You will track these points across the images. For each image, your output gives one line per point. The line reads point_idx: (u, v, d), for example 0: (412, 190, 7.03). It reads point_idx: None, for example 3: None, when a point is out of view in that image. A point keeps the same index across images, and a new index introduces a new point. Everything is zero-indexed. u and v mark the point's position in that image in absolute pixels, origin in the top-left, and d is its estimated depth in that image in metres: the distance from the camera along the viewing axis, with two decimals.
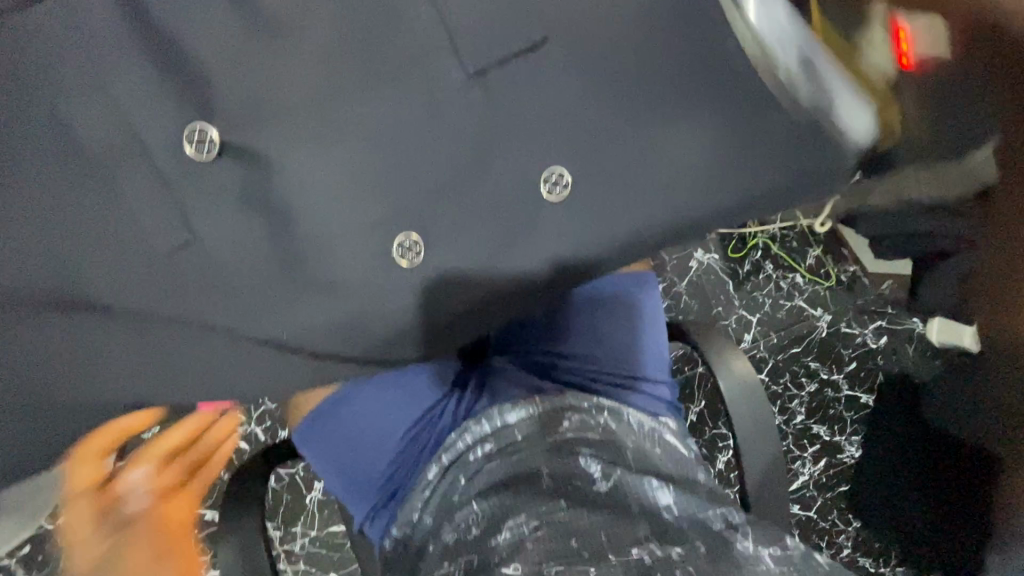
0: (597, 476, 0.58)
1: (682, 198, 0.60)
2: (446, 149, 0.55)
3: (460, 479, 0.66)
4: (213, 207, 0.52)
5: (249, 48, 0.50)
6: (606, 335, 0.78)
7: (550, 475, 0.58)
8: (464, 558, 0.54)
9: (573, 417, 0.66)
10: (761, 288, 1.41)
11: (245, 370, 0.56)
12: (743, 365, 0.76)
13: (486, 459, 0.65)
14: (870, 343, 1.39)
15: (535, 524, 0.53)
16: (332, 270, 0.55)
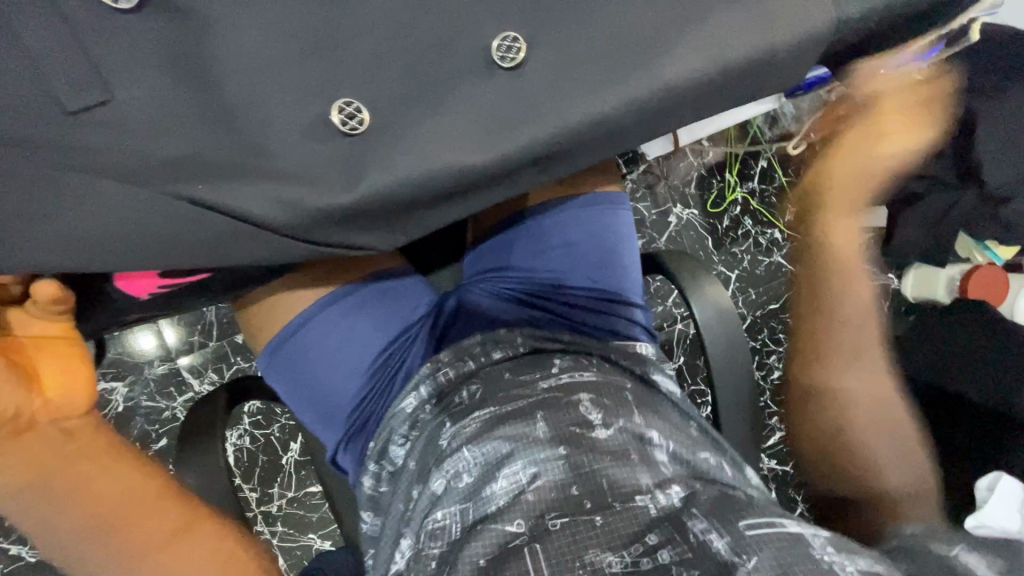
0: (597, 423, 0.57)
1: (682, 77, 0.53)
2: (388, 11, 0.48)
3: (447, 423, 0.61)
4: (133, 63, 0.46)
5: None
6: (583, 260, 0.76)
7: (544, 428, 0.56)
8: (460, 504, 0.53)
9: (562, 358, 0.65)
10: (739, 243, 1.48)
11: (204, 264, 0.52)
12: (716, 290, 0.75)
13: (478, 401, 0.61)
14: None
15: (534, 472, 0.53)
16: (264, 142, 0.48)
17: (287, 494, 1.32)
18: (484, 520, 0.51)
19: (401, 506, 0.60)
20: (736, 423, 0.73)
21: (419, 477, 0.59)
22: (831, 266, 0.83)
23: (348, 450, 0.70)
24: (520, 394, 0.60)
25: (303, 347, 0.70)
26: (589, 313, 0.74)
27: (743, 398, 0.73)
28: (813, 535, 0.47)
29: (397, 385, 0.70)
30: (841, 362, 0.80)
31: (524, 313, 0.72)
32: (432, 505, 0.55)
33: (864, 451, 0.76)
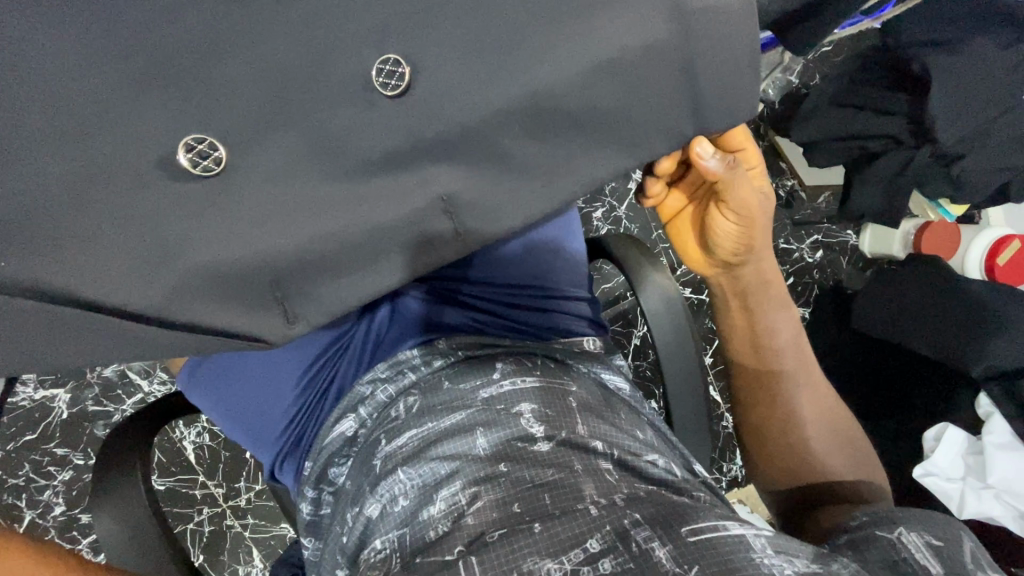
0: (538, 436, 0.54)
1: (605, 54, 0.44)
2: None
3: (382, 441, 0.57)
4: None
5: None
6: (523, 257, 0.73)
7: (484, 447, 0.53)
8: (395, 533, 0.49)
9: (505, 360, 0.62)
10: None
11: None
12: (664, 277, 0.71)
13: (415, 414, 0.58)
14: (807, 257, 1.40)
15: (473, 492, 0.50)
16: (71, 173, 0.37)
17: (252, 488, 1.23)
18: (423, 554, 0.46)
19: (338, 529, 0.56)
20: (684, 410, 0.71)
21: (355, 499, 0.56)
22: (744, 297, 0.80)
23: (283, 470, 0.67)
24: (458, 405, 0.57)
25: (229, 370, 0.67)
26: (530, 313, 0.71)
27: (689, 383, 0.71)
28: (754, 536, 0.45)
29: (329, 400, 0.67)
30: (780, 391, 0.78)
31: (463, 317, 0.69)
32: (371, 532, 0.52)
33: (827, 472, 0.74)
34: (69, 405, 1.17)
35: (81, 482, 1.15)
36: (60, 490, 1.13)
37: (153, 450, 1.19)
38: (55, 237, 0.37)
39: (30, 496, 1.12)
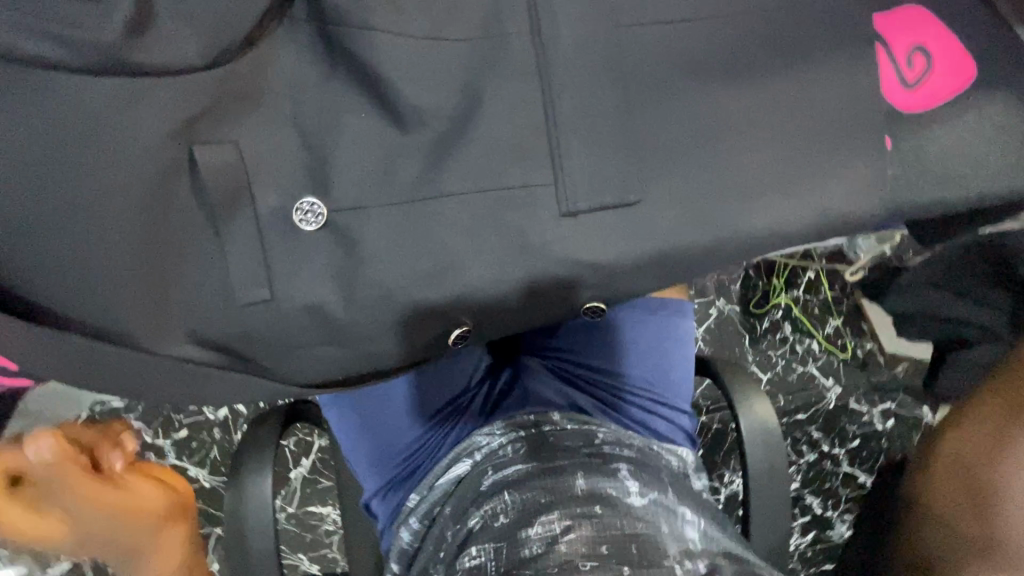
0: (632, 491, 0.57)
1: (789, 233, 0.50)
2: (495, 134, 0.46)
3: (489, 471, 0.64)
4: (232, 160, 0.42)
5: (309, 25, 0.43)
6: (642, 354, 0.80)
7: (582, 486, 0.57)
8: (492, 545, 0.54)
9: (606, 430, 0.69)
10: (776, 349, 1.17)
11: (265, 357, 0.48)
12: (765, 408, 0.75)
13: (523, 454, 0.64)
14: (878, 424, 1.16)
15: (567, 524, 0.52)
16: (354, 243, 0.45)
17: (285, 510, 1.06)
18: (515, 569, 0.49)
19: (432, 548, 0.62)
20: (762, 526, 0.73)
21: (457, 518, 0.62)
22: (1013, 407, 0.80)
23: (387, 498, 0.73)
24: (563, 455, 0.63)
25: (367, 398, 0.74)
26: (638, 409, 0.77)
27: (775, 507, 0.73)
28: None
29: (446, 442, 0.74)
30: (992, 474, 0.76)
31: (577, 396, 0.76)
32: (470, 541, 0.56)
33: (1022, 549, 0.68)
34: None
35: None
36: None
37: None
38: (329, 290, 0.46)
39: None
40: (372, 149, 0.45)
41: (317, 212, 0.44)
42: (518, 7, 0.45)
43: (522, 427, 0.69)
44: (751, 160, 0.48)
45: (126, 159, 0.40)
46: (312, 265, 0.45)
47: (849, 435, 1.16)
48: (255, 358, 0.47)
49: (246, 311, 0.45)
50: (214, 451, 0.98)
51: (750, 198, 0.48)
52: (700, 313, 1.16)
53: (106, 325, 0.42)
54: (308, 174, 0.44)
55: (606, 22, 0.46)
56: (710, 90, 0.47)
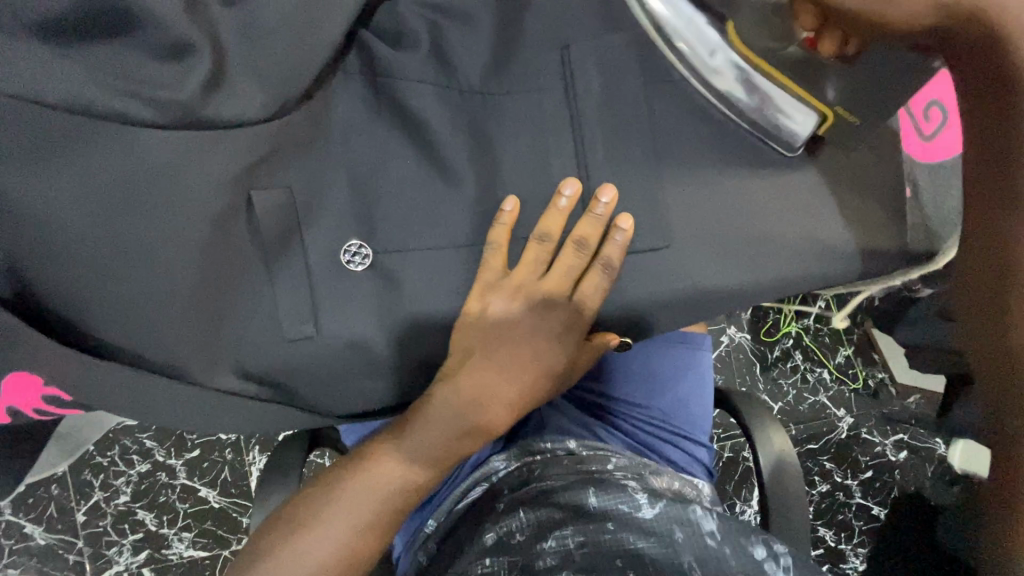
0: (643, 502, 0.58)
1: (810, 274, 0.51)
2: (529, 180, 0.49)
3: (506, 491, 0.65)
4: (281, 202, 0.44)
5: (358, 78, 0.46)
6: (659, 386, 0.81)
7: (595, 501, 0.59)
8: (508, 560, 0.54)
9: (619, 457, 0.69)
10: (787, 377, 1.18)
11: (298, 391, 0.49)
12: (782, 441, 0.75)
13: (539, 474, 0.65)
14: (891, 456, 1.16)
15: (581, 540, 0.53)
16: (392, 280, 0.47)
17: None
18: None
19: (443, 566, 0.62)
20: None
21: (470, 535, 0.62)
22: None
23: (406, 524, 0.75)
24: (576, 474, 0.64)
25: None
26: (654, 440, 0.78)
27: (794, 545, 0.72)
28: None
29: (465, 469, 0.75)
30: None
31: (593, 425, 0.77)
32: (483, 553, 0.56)
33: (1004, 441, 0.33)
34: (92, 456, 0.96)
35: (89, 544, 0.95)
36: (133, 480, 0.97)
37: (162, 509, 0.97)
38: (366, 326, 0.48)
39: (105, 477, 0.96)
40: (412, 192, 0.47)
41: (362, 251, 0.47)
42: (553, 64, 0.49)
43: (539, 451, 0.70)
44: (770, 206, 0.50)
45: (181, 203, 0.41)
46: (354, 301, 0.47)
47: (861, 466, 1.15)
48: (291, 387, 0.49)
49: (290, 346, 0.47)
50: (225, 472, 0.98)
51: (770, 243, 0.50)
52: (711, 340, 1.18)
53: (163, 359, 0.44)
54: (351, 216, 0.47)
55: (635, 77, 0.49)
56: (733, 140, 0.50)
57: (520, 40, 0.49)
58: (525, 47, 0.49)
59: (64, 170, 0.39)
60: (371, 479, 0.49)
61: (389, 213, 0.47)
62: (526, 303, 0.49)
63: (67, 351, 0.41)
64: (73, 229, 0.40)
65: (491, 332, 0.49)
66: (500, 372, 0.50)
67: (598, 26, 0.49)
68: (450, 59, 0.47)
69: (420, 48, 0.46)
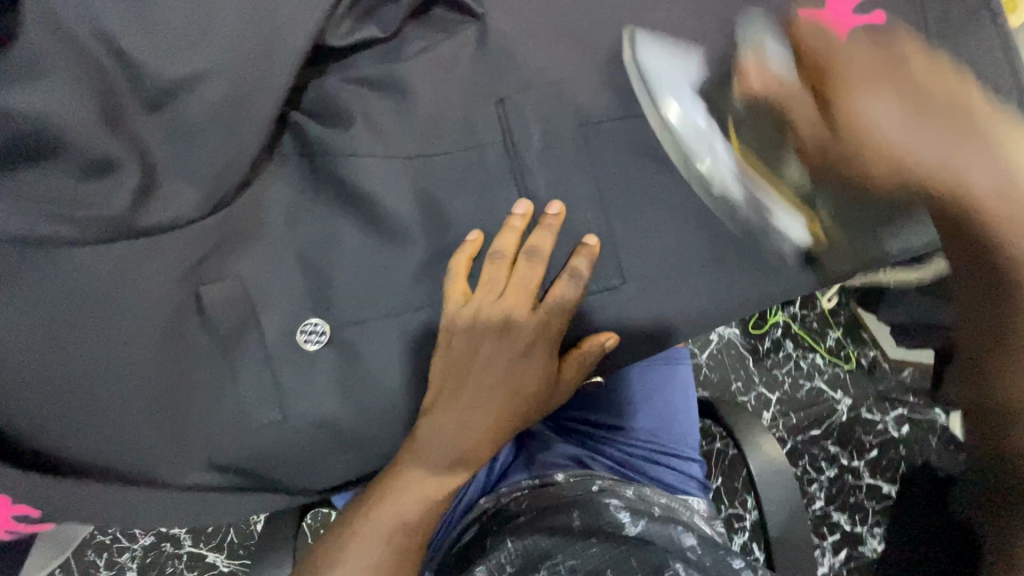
0: (626, 521, 0.62)
1: (769, 289, 0.52)
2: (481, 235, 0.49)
3: (495, 528, 0.65)
4: (234, 291, 0.45)
5: (298, 160, 0.47)
6: (646, 407, 0.81)
7: (579, 523, 0.61)
8: None
9: (603, 479, 0.71)
10: (781, 366, 1.18)
11: (275, 474, 0.49)
12: (772, 445, 0.75)
13: (529, 505, 0.67)
14: (893, 431, 1.16)
15: (570, 563, 0.56)
16: (355, 351, 0.48)
17: None
18: None
19: None
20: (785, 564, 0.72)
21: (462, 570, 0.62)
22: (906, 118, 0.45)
23: None
24: (561, 499, 0.66)
25: None
26: (644, 463, 0.78)
27: (793, 545, 0.72)
28: None
29: (457, 516, 0.74)
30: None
31: (581, 455, 0.77)
32: None
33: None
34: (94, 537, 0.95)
35: None
36: (137, 555, 0.95)
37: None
38: (335, 400, 0.48)
39: (108, 556, 0.95)
40: (364, 260, 0.47)
41: (319, 329, 0.47)
42: (492, 119, 0.49)
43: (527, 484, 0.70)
44: (719, 230, 0.51)
45: (125, 310, 0.41)
46: (319, 379, 0.47)
47: (865, 446, 1.16)
48: (267, 470, 0.48)
49: (259, 433, 0.47)
50: (230, 535, 0.96)
51: (725, 266, 0.51)
52: (701, 341, 1.18)
53: (130, 466, 0.44)
54: (306, 292, 0.47)
55: (572, 120, 0.50)
56: (674, 171, 0.50)
57: (451, 98, 0.49)
58: (458, 105, 0.49)
59: (4, 299, 0.39)
60: (373, 537, 0.48)
61: (343, 285, 0.47)
62: (477, 341, 0.47)
63: (28, 475, 0.41)
64: (18, 353, 0.39)
65: (458, 375, 0.47)
66: (480, 420, 0.47)
67: (528, 75, 0.50)
68: (388, 129, 0.47)
69: (355, 121, 0.47)
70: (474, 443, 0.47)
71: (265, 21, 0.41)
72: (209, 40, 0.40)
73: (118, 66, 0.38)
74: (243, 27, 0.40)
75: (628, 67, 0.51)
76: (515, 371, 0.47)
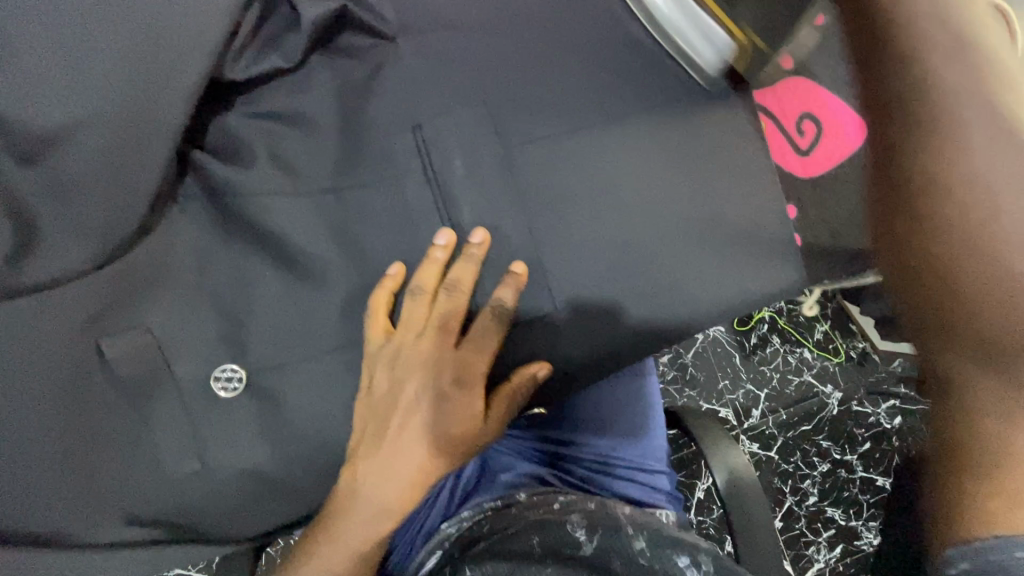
0: (581, 537, 0.57)
1: (711, 309, 0.50)
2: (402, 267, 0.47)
3: (455, 552, 0.62)
4: (137, 340, 0.43)
5: (204, 200, 0.45)
6: (609, 420, 0.79)
7: (538, 544, 0.57)
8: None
9: (567, 495, 0.68)
10: (768, 361, 1.06)
11: (201, 527, 0.47)
12: (739, 457, 0.74)
13: (487, 529, 0.63)
14: (885, 423, 1.05)
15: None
16: (274, 396, 0.46)
17: None
18: None
19: None
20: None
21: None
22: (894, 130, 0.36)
23: None
24: (521, 519, 0.62)
25: None
26: (610, 478, 0.76)
27: (765, 559, 0.69)
28: None
29: (419, 544, 0.71)
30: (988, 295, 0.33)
31: (544, 472, 0.75)
32: None
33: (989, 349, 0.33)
34: None
35: None
36: None
37: None
38: (257, 448, 0.46)
39: None
40: (279, 301, 0.45)
41: (235, 376, 0.45)
42: (407, 146, 0.47)
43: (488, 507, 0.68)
44: (654, 249, 0.48)
45: (19, 369, 0.40)
46: (238, 427, 0.46)
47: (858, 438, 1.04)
48: (192, 523, 0.47)
49: (177, 485, 0.45)
50: None
51: (662, 287, 0.48)
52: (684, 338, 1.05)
53: (40, 529, 0.42)
54: (219, 337, 0.45)
55: (492, 142, 0.47)
56: (602, 192, 0.48)
57: (364, 129, 0.47)
58: (372, 136, 0.47)
59: None
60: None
61: (258, 328, 0.45)
62: (398, 381, 0.46)
63: None
64: None
65: (381, 419, 0.46)
66: (409, 458, 0.46)
67: (444, 98, 0.48)
68: (296, 162, 0.46)
69: (260, 156, 0.45)
70: (405, 481, 0.46)
71: (147, 63, 0.39)
72: (86, 87, 0.38)
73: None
74: (122, 67, 0.38)
75: (549, 85, 0.49)
76: (443, 412, 0.46)
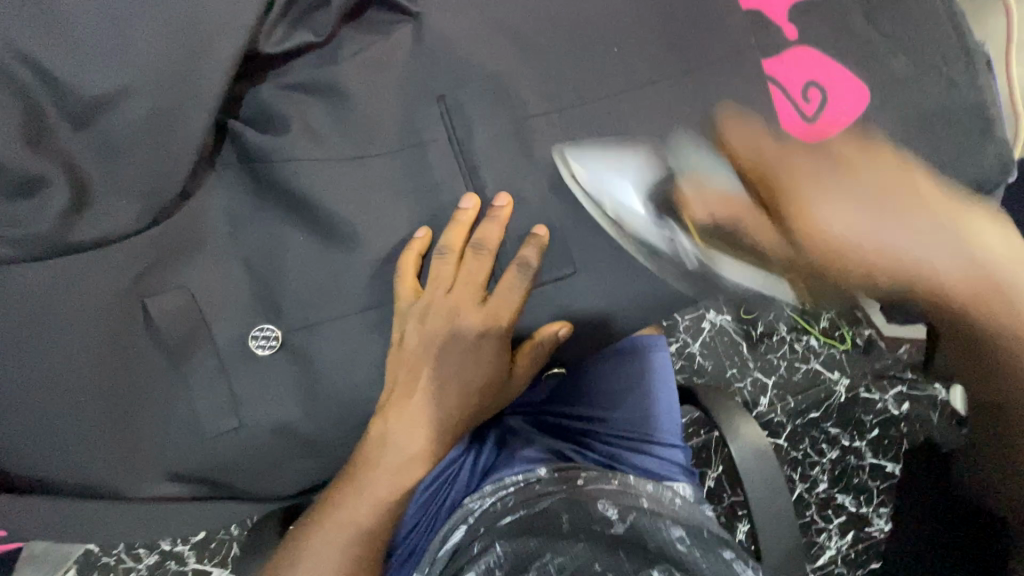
0: (613, 519, 0.58)
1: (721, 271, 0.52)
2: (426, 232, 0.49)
3: (479, 530, 0.62)
4: (176, 300, 0.45)
5: (238, 169, 0.47)
6: (625, 397, 0.81)
7: (568, 523, 0.57)
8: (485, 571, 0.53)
9: (589, 472, 0.69)
10: (774, 350, 1.05)
11: (235, 483, 0.49)
12: (752, 429, 0.75)
13: (512, 506, 0.64)
14: (893, 409, 1.03)
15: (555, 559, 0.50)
16: (306, 356, 0.48)
17: None
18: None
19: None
20: (774, 550, 0.71)
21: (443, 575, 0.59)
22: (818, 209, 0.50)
23: None
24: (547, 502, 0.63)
25: None
26: (628, 453, 0.77)
27: (778, 527, 0.71)
28: None
29: (440, 521, 0.72)
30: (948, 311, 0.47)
31: (563, 448, 0.76)
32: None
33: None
34: None
35: None
36: None
37: None
38: (289, 405, 0.48)
39: None
40: (310, 264, 0.47)
41: (271, 336, 0.47)
42: (430, 116, 0.49)
43: (508, 485, 0.69)
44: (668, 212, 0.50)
45: (68, 325, 0.42)
46: (272, 386, 0.47)
47: (865, 424, 1.02)
48: (227, 480, 0.48)
49: (214, 442, 0.47)
50: None
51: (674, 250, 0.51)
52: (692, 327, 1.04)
53: (86, 481, 0.44)
54: (254, 299, 0.47)
55: (511, 112, 0.50)
56: (618, 157, 0.50)
57: (387, 101, 0.49)
58: (396, 107, 0.49)
59: None
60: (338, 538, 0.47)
61: (290, 290, 0.47)
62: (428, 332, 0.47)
63: None
64: None
65: (411, 372, 0.48)
66: (438, 409, 0.49)
67: (464, 70, 0.50)
68: (326, 132, 0.48)
69: (292, 126, 0.47)
70: (429, 431, 0.49)
71: (186, 34, 0.41)
72: (130, 56, 0.40)
73: (43, 88, 0.39)
74: (167, 38, 0.41)
75: (565, 59, 0.51)
76: (469, 360, 0.49)
